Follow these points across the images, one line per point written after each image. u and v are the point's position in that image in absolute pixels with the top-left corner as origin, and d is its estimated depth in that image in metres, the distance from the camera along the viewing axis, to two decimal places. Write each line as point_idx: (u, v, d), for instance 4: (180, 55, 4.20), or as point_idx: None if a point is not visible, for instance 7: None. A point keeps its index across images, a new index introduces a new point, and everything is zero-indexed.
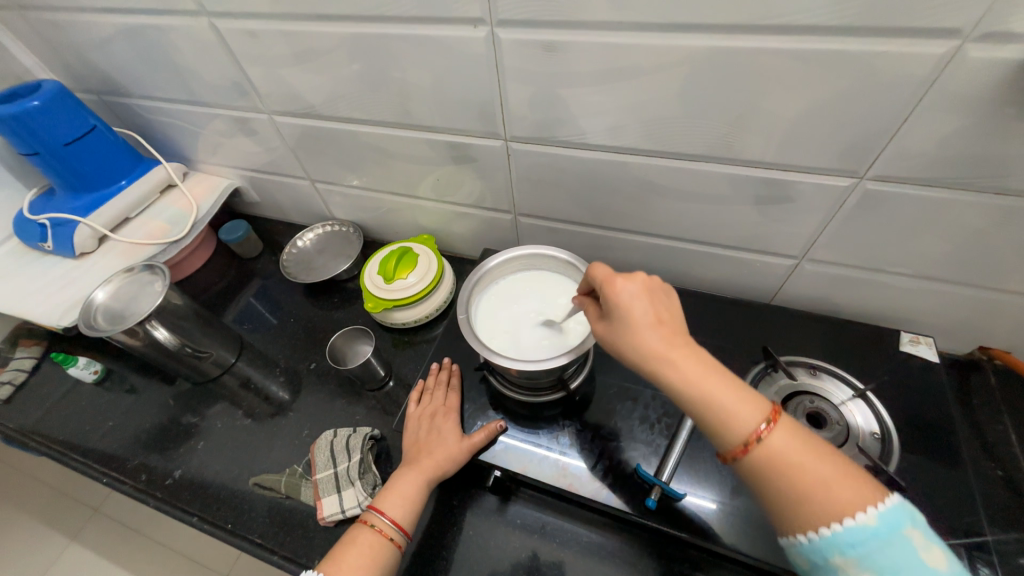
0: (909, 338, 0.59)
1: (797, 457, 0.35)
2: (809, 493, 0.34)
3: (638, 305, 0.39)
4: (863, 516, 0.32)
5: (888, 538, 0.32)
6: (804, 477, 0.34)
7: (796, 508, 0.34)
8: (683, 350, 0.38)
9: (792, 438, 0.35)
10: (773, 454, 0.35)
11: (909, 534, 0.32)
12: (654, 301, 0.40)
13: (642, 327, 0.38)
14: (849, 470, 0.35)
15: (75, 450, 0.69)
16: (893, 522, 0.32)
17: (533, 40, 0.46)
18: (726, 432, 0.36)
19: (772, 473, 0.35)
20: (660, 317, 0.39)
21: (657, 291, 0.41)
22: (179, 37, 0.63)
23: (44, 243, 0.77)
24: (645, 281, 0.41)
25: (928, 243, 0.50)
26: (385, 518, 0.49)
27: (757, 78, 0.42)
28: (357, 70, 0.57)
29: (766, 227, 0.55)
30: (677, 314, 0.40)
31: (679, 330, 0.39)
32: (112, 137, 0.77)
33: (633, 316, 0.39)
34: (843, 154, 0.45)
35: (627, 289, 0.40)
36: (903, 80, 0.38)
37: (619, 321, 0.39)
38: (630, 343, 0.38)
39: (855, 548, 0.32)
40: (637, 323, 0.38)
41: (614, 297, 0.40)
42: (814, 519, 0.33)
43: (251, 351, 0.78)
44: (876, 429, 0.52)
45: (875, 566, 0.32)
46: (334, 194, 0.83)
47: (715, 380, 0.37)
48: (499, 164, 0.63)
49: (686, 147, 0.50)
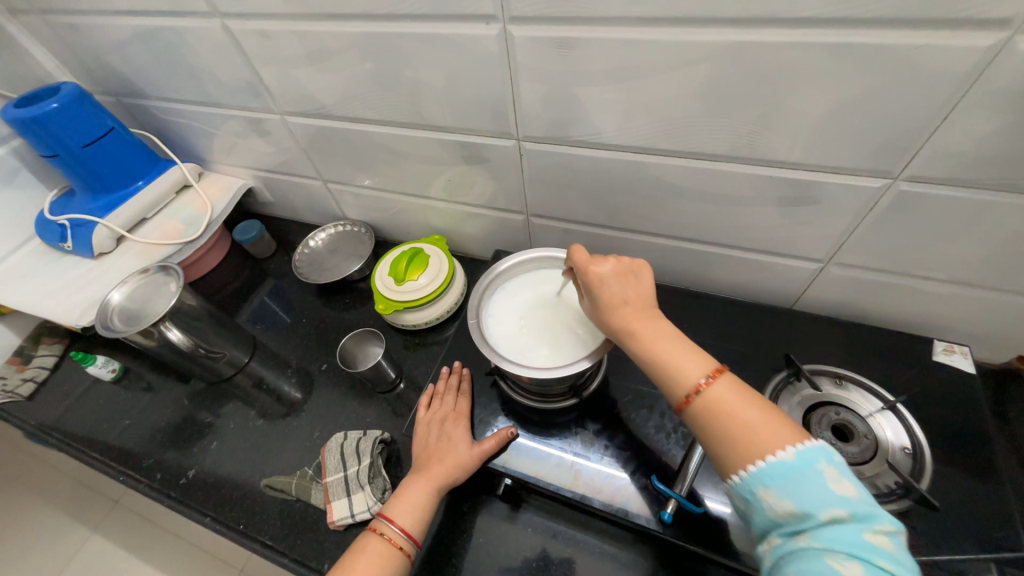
0: (942, 347, 0.56)
1: (731, 404, 0.36)
2: (736, 436, 0.35)
3: (612, 281, 0.44)
4: (780, 453, 0.33)
5: (803, 471, 0.32)
6: (734, 422, 0.36)
7: (728, 450, 0.35)
8: (644, 319, 0.42)
9: (731, 391, 0.37)
10: (710, 404, 0.37)
11: (825, 469, 0.32)
12: (626, 278, 0.44)
13: (610, 301, 0.43)
14: (781, 418, 0.36)
15: (93, 447, 0.70)
16: (808, 458, 0.32)
17: (548, 37, 0.44)
18: (672, 388, 0.39)
19: (706, 420, 0.37)
20: (630, 294, 0.43)
21: (633, 272, 0.45)
22: (193, 39, 0.63)
23: (64, 243, 0.79)
24: (620, 262, 0.45)
25: (965, 247, 0.47)
26: (395, 527, 0.48)
27: (784, 74, 0.39)
28: (369, 69, 0.56)
29: (791, 229, 0.53)
30: (649, 290, 0.44)
31: (650, 305, 0.43)
32: (129, 138, 0.78)
33: (604, 293, 0.44)
34: (875, 154, 0.42)
35: (601, 271, 0.44)
36: (944, 75, 0.35)
37: (593, 298, 0.44)
38: (601, 315, 0.44)
39: (774, 481, 0.33)
40: (607, 298, 0.43)
41: (588, 271, 0.45)
42: (740, 459, 0.34)
43: (264, 351, 0.78)
44: (907, 444, 0.49)
45: (792, 497, 0.32)
46: (346, 195, 0.82)
47: (669, 343, 0.40)
48: (511, 165, 0.61)
49: (707, 146, 0.48)
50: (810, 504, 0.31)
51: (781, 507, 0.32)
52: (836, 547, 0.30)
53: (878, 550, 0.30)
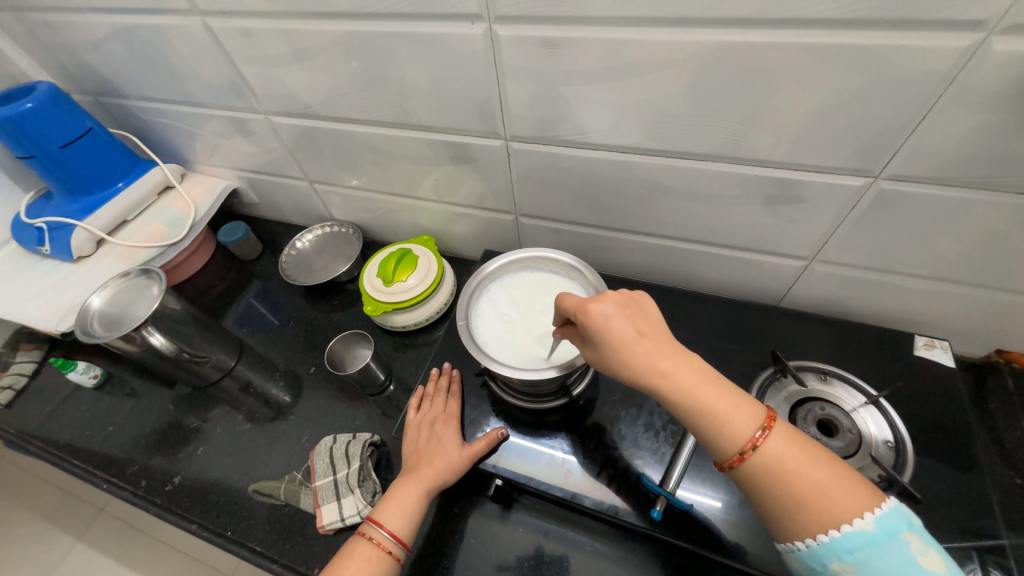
0: (923, 342, 0.58)
1: (790, 462, 0.35)
2: (805, 500, 0.34)
3: (618, 319, 0.40)
4: (859, 521, 0.33)
5: (885, 545, 0.32)
6: (797, 482, 0.35)
7: (794, 513, 0.35)
8: (671, 360, 0.38)
9: (787, 444, 0.36)
10: (768, 462, 0.36)
11: (907, 540, 0.32)
12: (634, 313, 0.40)
13: (627, 345, 0.38)
14: (841, 470, 0.35)
15: (75, 455, 0.69)
16: (889, 528, 0.32)
17: (534, 36, 0.44)
18: (722, 444, 0.37)
19: (768, 482, 0.35)
20: (641, 335, 0.39)
21: (632, 303, 0.42)
22: (173, 37, 0.61)
23: (41, 246, 0.77)
24: (620, 296, 0.41)
25: (945, 244, 0.48)
26: (384, 531, 0.48)
27: (767, 74, 0.40)
28: (354, 68, 0.55)
29: (776, 227, 0.53)
30: (659, 324, 0.41)
31: (665, 339, 0.40)
32: (108, 138, 0.76)
33: (616, 336, 0.39)
34: (857, 152, 0.43)
35: (604, 311, 0.40)
36: (922, 75, 0.36)
37: (604, 343, 0.40)
38: (618, 361, 0.39)
39: (852, 555, 0.33)
40: (624, 344, 0.39)
41: (590, 310, 0.40)
42: (815, 528, 0.34)
43: (251, 355, 0.77)
44: (890, 437, 0.50)
45: (874, 573, 0.32)
46: (333, 195, 0.81)
47: (707, 390, 0.38)
48: (499, 164, 0.61)
49: (692, 146, 0.48)
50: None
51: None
52: None
53: None
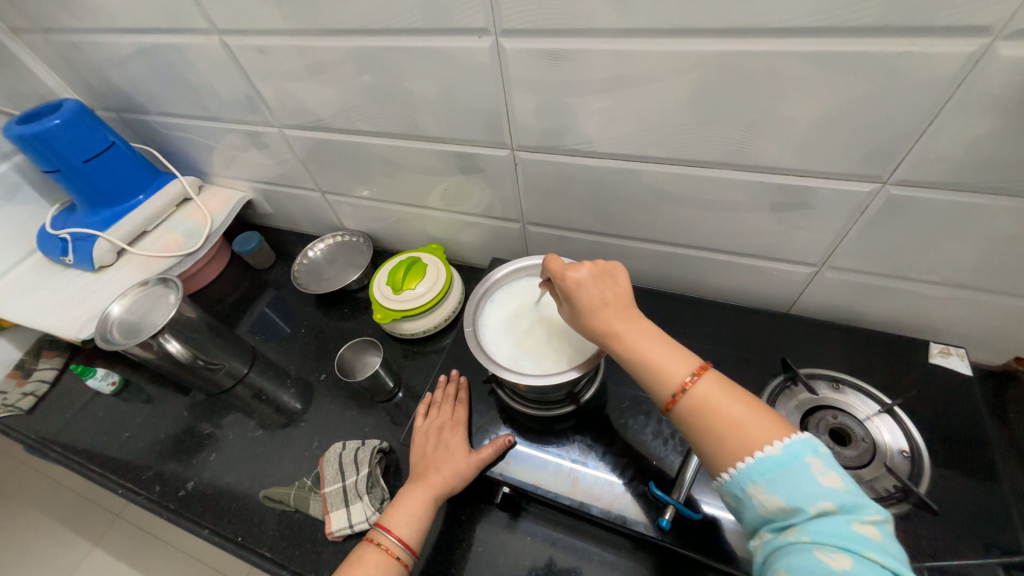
0: (938, 349, 0.56)
1: (716, 401, 0.36)
2: (723, 433, 0.35)
3: (590, 284, 0.43)
4: (768, 449, 0.33)
5: (791, 466, 0.32)
6: (720, 419, 0.36)
7: (715, 450, 0.35)
8: (626, 319, 0.41)
9: (716, 387, 0.37)
10: (696, 402, 0.37)
11: (813, 462, 0.32)
12: (602, 279, 0.43)
13: (591, 305, 0.42)
14: (762, 410, 0.36)
15: (93, 460, 0.71)
16: (796, 451, 0.33)
17: (540, 49, 0.45)
18: (657, 388, 0.38)
19: (693, 419, 0.36)
20: (603, 297, 0.42)
21: (607, 273, 0.44)
22: (192, 55, 0.64)
23: (65, 256, 0.79)
24: (594, 264, 0.44)
25: (957, 250, 0.47)
26: (392, 537, 0.48)
27: (771, 81, 0.40)
28: (365, 82, 0.57)
29: (784, 234, 0.53)
30: (624, 289, 0.43)
31: (630, 304, 0.42)
32: (130, 152, 0.79)
33: (582, 299, 0.42)
34: (865, 158, 0.43)
35: (577, 276, 0.43)
36: (928, 81, 0.36)
37: (573, 303, 0.43)
38: (583, 319, 0.42)
39: (764, 475, 0.33)
40: (587, 305, 0.42)
41: (566, 276, 0.43)
42: (730, 458, 0.34)
43: (263, 362, 0.78)
44: (905, 447, 0.49)
45: (783, 493, 0.32)
46: (344, 206, 0.83)
47: (651, 342, 0.40)
48: (506, 173, 0.62)
49: (698, 153, 0.48)
50: (797, 497, 0.32)
51: (771, 502, 0.32)
52: (826, 543, 0.30)
53: (867, 542, 0.30)
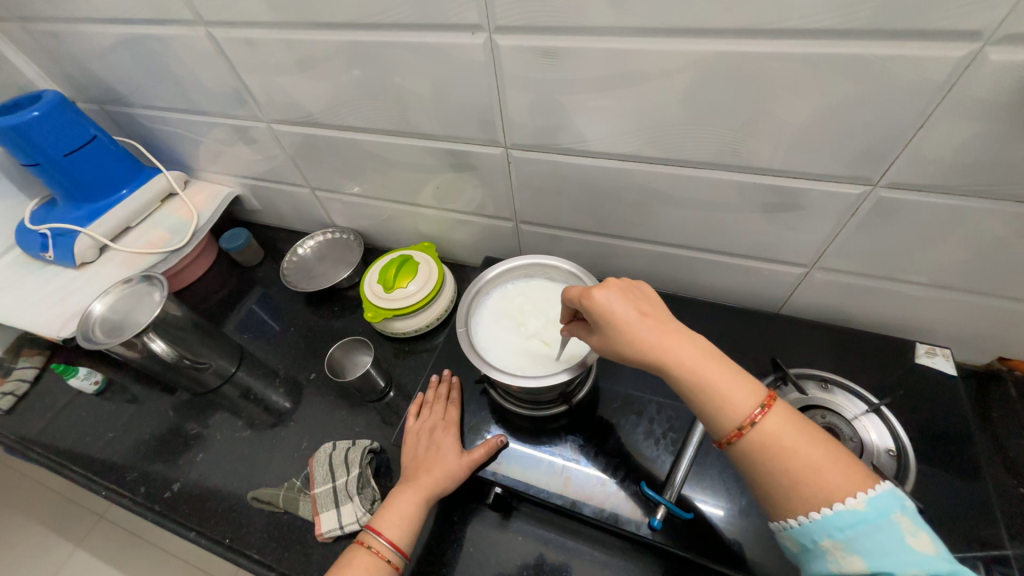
0: (924, 349, 0.57)
1: (787, 440, 0.36)
2: (798, 474, 0.35)
3: (623, 304, 0.41)
4: (852, 501, 0.34)
5: (877, 523, 0.33)
6: (790, 457, 0.36)
7: (787, 489, 0.35)
8: (673, 341, 0.39)
9: (784, 423, 0.37)
10: (765, 441, 0.36)
11: (898, 520, 0.33)
12: (637, 299, 0.42)
13: (631, 327, 0.40)
14: (829, 444, 0.36)
15: (75, 461, 0.69)
16: (882, 508, 0.33)
17: (533, 46, 0.44)
18: (724, 422, 0.38)
19: (764, 457, 0.36)
20: (644, 319, 0.40)
21: (632, 288, 0.43)
22: (177, 46, 0.62)
23: (45, 253, 0.77)
24: (620, 283, 0.43)
25: (944, 252, 0.48)
26: (382, 539, 0.47)
27: (766, 83, 0.40)
28: (356, 76, 0.56)
29: (776, 235, 0.53)
30: (662, 309, 0.42)
31: (669, 323, 0.41)
32: (112, 146, 0.77)
33: (619, 321, 0.40)
34: (856, 160, 0.43)
35: (605, 295, 0.41)
36: (920, 84, 0.36)
37: (610, 326, 0.41)
38: (622, 342, 0.40)
39: (844, 532, 0.33)
40: (628, 329, 0.40)
41: (596, 297, 0.41)
42: (808, 505, 0.35)
43: (251, 361, 0.77)
44: (891, 446, 0.49)
45: (863, 549, 0.33)
46: (334, 202, 0.82)
47: (711, 371, 0.39)
48: (499, 172, 0.61)
49: (691, 154, 0.48)
50: (882, 558, 0.32)
51: (850, 561, 0.33)
52: None
53: None
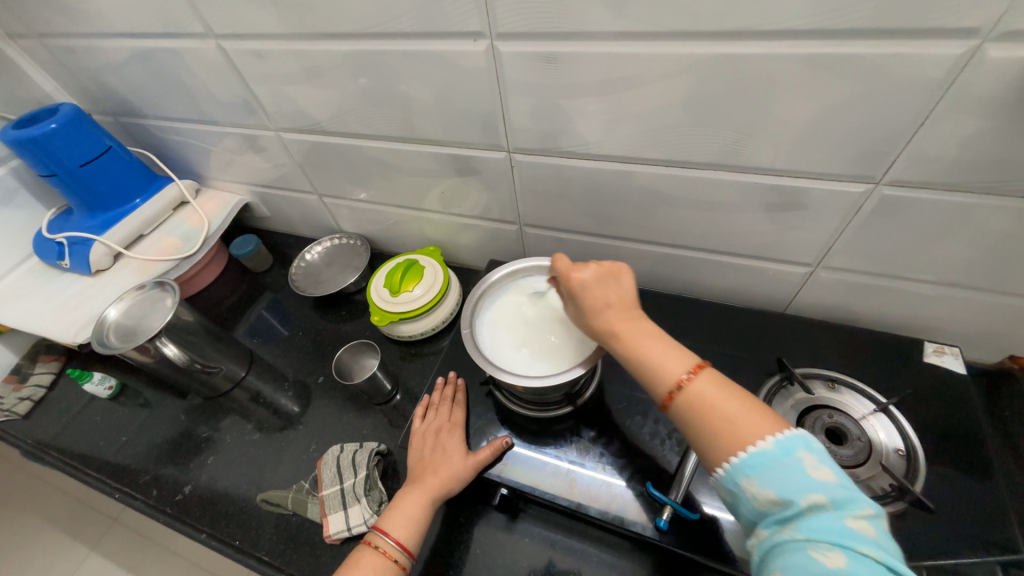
0: (933, 348, 0.57)
1: (712, 399, 0.36)
2: (719, 428, 0.35)
3: (592, 283, 0.44)
4: (762, 444, 0.33)
5: (783, 460, 0.32)
6: (713, 417, 0.36)
7: (711, 446, 0.35)
8: (625, 318, 0.42)
9: (714, 386, 0.37)
10: (691, 399, 0.37)
11: (804, 456, 0.32)
12: (604, 279, 0.44)
13: (593, 309, 0.43)
14: (759, 408, 0.36)
15: (90, 465, 0.70)
16: (787, 446, 0.32)
17: (534, 52, 0.45)
18: (655, 386, 0.39)
19: (689, 418, 0.37)
20: (603, 300, 0.43)
21: (612, 276, 0.44)
22: (189, 59, 0.64)
23: (61, 261, 0.79)
24: (601, 266, 0.45)
25: (950, 249, 0.48)
26: (389, 539, 0.48)
27: (765, 84, 0.40)
28: (361, 85, 0.57)
29: (780, 234, 0.53)
30: (628, 292, 0.44)
31: (632, 306, 0.43)
32: (126, 156, 0.79)
33: (583, 299, 0.44)
34: (858, 159, 0.43)
35: (582, 277, 0.44)
36: (920, 82, 0.36)
37: (578, 303, 0.44)
38: (586, 321, 0.43)
39: (756, 470, 0.33)
40: (590, 308, 0.43)
41: (569, 276, 0.44)
42: (723, 453, 0.34)
43: (260, 365, 0.78)
44: (901, 446, 0.49)
45: (774, 485, 0.32)
46: (341, 208, 0.83)
47: (652, 341, 0.40)
48: (503, 175, 0.62)
49: (692, 155, 0.49)
50: (790, 491, 0.32)
51: (763, 496, 0.32)
52: (820, 539, 0.30)
53: (860, 536, 0.29)
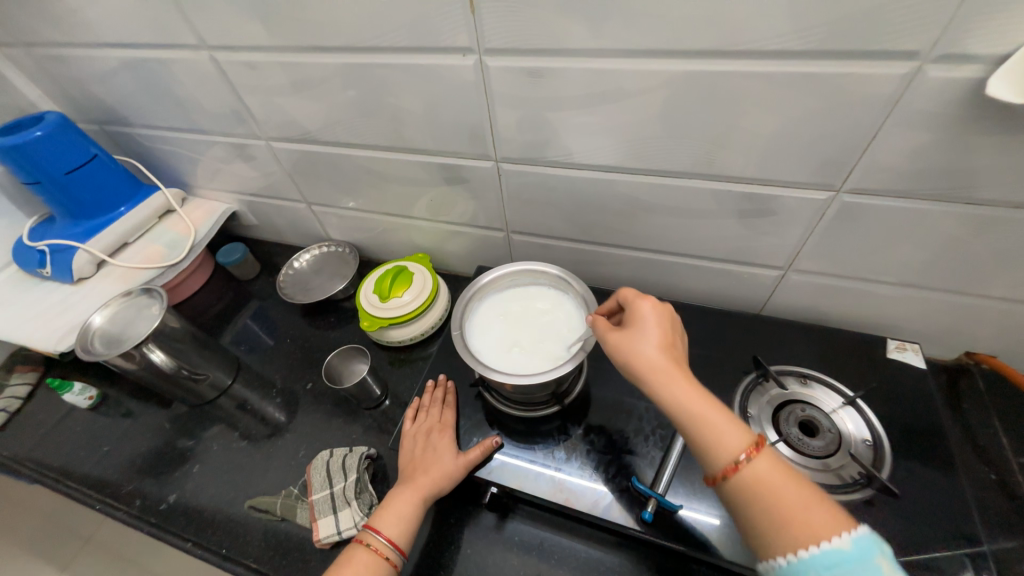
0: (895, 345, 0.60)
1: (776, 480, 0.35)
2: (785, 513, 0.34)
3: (655, 321, 0.43)
4: (837, 541, 0.32)
5: (860, 564, 0.32)
6: (779, 503, 0.35)
7: (775, 530, 0.34)
8: (681, 367, 0.41)
9: (776, 466, 0.36)
10: (756, 475, 0.35)
11: (879, 564, 0.32)
12: (665, 325, 0.43)
13: (651, 346, 0.41)
14: (822, 498, 0.35)
15: (68, 477, 0.69)
16: (866, 550, 0.32)
17: (520, 67, 0.48)
18: (715, 450, 0.37)
19: (752, 496, 0.35)
20: (665, 346, 0.41)
21: (671, 322, 0.45)
22: (180, 69, 0.65)
23: (42, 269, 0.78)
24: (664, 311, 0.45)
25: (907, 252, 0.51)
26: (381, 537, 0.48)
27: (734, 99, 0.44)
28: (352, 96, 0.59)
29: (753, 239, 0.57)
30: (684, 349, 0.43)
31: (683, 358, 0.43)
32: (113, 164, 0.79)
33: (643, 337, 0.42)
34: (821, 168, 0.46)
35: (647, 310, 0.44)
36: (871, 98, 0.40)
37: (636, 336, 0.42)
38: (642, 356, 0.41)
39: (829, 570, 0.32)
40: (650, 346, 0.41)
41: (639, 307, 0.44)
42: (792, 543, 0.33)
43: (247, 373, 0.78)
44: (867, 436, 0.52)
45: None
46: (330, 216, 0.84)
47: (710, 399, 0.39)
48: (491, 184, 0.64)
49: (669, 164, 0.52)
50: None
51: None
52: None
53: None
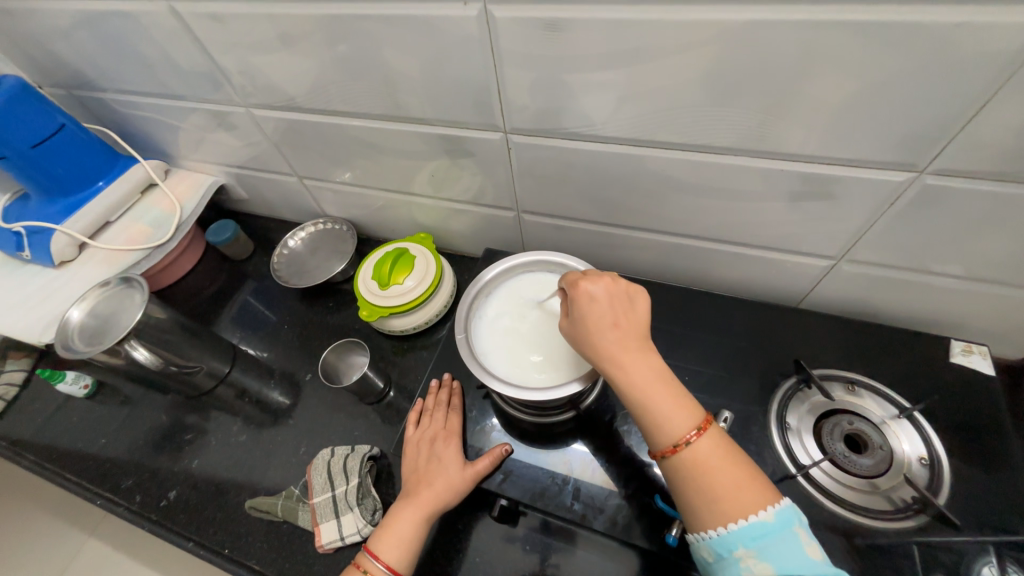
0: (960, 347, 0.53)
1: (713, 465, 0.37)
2: (718, 495, 0.36)
3: (601, 300, 0.42)
4: (763, 515, 0.35)
5: (781, 534, 0.34)
6: (715, 484, 0.37)
7: (706, 505, 0.36)
8: (631, 347, 0.40)
9: (716, 449, 0.38)
10: (695, 461, 0.38)
11: (799, 531, 0.35)
12: (616, 303, 0.42)
13: (599, 328, 0.40)
14: (757, 478, 0.37)
15: (69, 468, 0.67)
16: (784, 519, 0.35)
17: (533, 18, 0.39)
18: (658, 434, 0.39)
19: (691, 477, 0.37)
20: (613, 320, 0.41)
21: (623, 296, 0.43)
22: (141, 24, 0.56)
23: (22, 252, 0.73)
24: (615, 284, 0.43)
25: (993, 244, 0.43)
26: (379, 564, 0.45)
27: (802, 58, 0.35)
28: (337, 56, 0.50)
29: (803, 226, 0.49)
30: (640, 321, 0.42)
31: (639, 330, 0.42)
32: (83, 134, 0.72)
33: (587, 320, 0.41)
34: (902, 146, 0.38)
35: (593, 289, 0.42)
36: (989, 57, 0.31)
37: (580, 319, 0.42)
38: (587, 339, 0.41)
39: (754, 541, 0.34)
40: (595, 330, 0.41)
41: (580, 287, 0.42)
42: (719, 519, 0.36)
43: (245, 361, 0.74)
44: (924, 455, 0.46)
45: (771, 558, 0.34)
46: (324, 192, 0.77)
47: (655, 382, 0.39)
48: (499, 158, 0.56)
49: (711, 138, 0.43)
50: (787, 562, 0.33)
51: (760, 568, 0.34)
52: None
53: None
